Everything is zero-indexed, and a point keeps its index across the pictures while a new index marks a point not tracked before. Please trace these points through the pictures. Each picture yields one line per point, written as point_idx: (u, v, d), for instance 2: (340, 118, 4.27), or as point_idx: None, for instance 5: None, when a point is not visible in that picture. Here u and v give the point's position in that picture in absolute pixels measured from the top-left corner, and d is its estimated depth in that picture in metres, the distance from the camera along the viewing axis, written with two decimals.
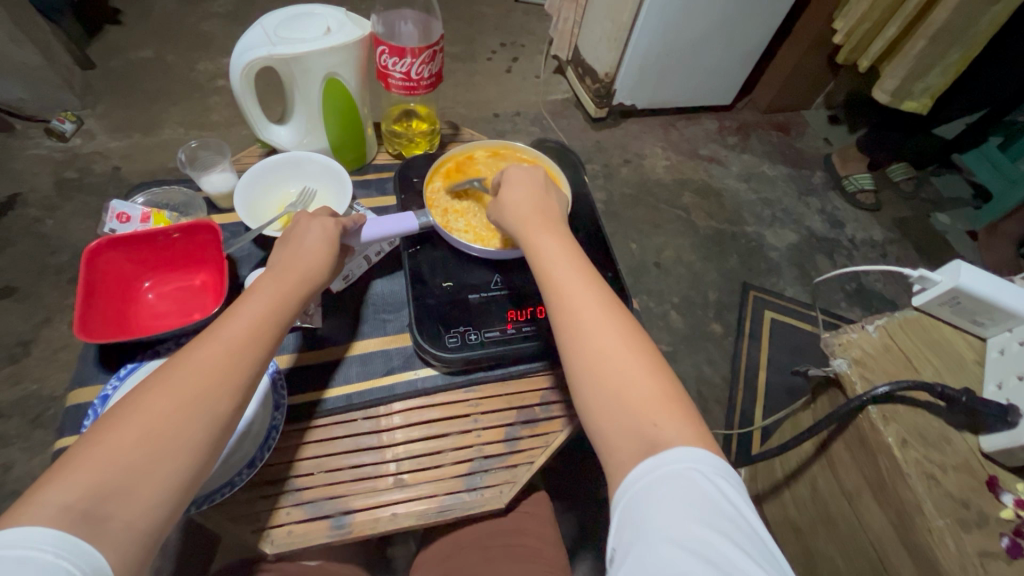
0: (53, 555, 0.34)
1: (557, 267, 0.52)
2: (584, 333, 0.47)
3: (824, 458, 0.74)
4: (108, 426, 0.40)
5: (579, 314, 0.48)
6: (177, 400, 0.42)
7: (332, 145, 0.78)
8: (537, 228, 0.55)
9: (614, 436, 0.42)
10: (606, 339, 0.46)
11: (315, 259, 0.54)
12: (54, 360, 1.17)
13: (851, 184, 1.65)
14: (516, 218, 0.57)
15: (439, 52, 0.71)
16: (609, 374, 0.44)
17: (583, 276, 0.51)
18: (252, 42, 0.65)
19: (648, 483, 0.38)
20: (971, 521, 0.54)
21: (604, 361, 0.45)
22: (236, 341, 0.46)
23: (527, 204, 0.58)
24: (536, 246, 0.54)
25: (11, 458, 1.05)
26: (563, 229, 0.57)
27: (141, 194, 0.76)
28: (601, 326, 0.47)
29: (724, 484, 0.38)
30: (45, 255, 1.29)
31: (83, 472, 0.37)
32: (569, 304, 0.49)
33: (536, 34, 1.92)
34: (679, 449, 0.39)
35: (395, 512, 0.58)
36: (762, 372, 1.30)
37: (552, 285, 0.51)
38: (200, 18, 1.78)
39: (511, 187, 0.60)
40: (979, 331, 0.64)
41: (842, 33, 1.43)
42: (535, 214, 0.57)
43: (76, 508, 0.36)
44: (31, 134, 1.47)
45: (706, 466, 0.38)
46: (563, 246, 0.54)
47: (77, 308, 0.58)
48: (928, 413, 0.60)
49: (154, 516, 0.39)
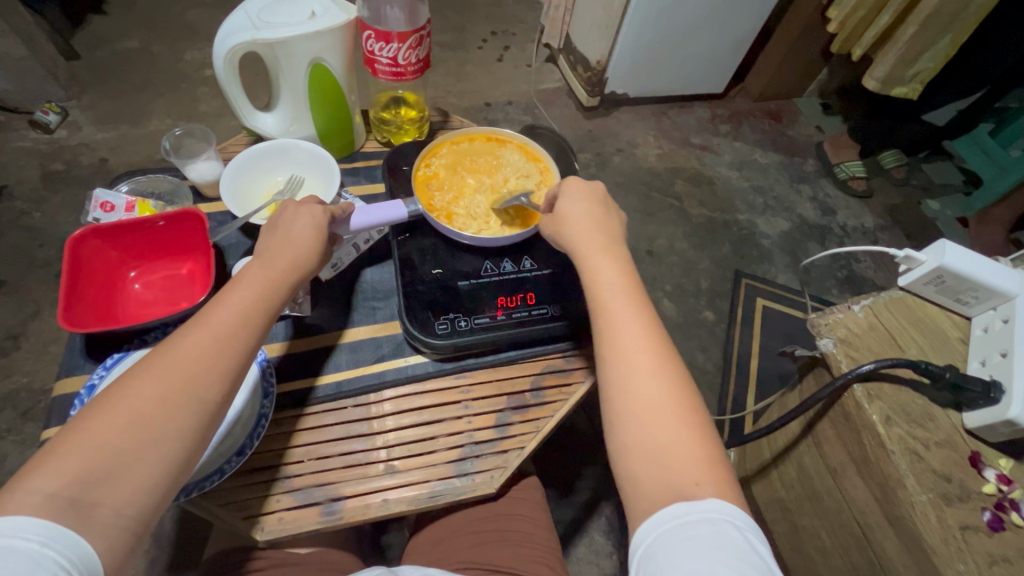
0: (39, 544, 0.34)
1: (616, 299, 0.51)
2: (632, 373, 0.46)
3: (810, 438, 0.74)
4: (93, 415, 0.39)
5: (630, 354, 0.47)
6: (163, 386, 0.41)
7: (319, 133, 0.78)
8: (598, 253, 0.54)
9: (644, 480, 0.42)
10: (655, 382, 0.46)
11: (309, 245, 0.54)
12: (44, 353, 1.16)
13: (842, 170, 1.65)
14: (574, 238, 0.56)
15: (426, 36, 0.71)
16: (649, 418, 0.44)
17: (641, 311, 0.50)
18: (236, 25, 0.64)
19: (675, 526, 0.38)
20: (954, 496, 0.55)
21: (646, 405, 0.45)
22: (224, 327, 0.46)
23: (589, 228, 0.56)
24: (592, 274, 0.53)
25: (3, 451, 1.05)
26: (623, 254, 0.55)
27: (126, 183, 0.75)
28: (648, 369, 0.46)
29: (755, 541, 0.38)
30: (32, 248, 1.27)
31: (69, 459, 0.37)
32: (623, 341, 0.48)
33: (528, 22, 1.90)
34: (712, 501, 0.39)
35: (386, 498, 0.58)
36: (754, 359, 1.31)
37: (606, 317, 0.50)
38: (186, 7, 1.75)
39: (570, 205, 0.58)
40: (964, 310, 0.64)
41: (835, 21, 1.41)
42: (596, 238, 0.55)
43: (62, 496, 0.36)
44: (15, 126, 1.45)
45: (737, 519, 0.38)
46: (622, 277, 0.52)
47: (63, 297, 0.57)
48: (911, 391, 0.61)
49: (142, 502, 0.38)
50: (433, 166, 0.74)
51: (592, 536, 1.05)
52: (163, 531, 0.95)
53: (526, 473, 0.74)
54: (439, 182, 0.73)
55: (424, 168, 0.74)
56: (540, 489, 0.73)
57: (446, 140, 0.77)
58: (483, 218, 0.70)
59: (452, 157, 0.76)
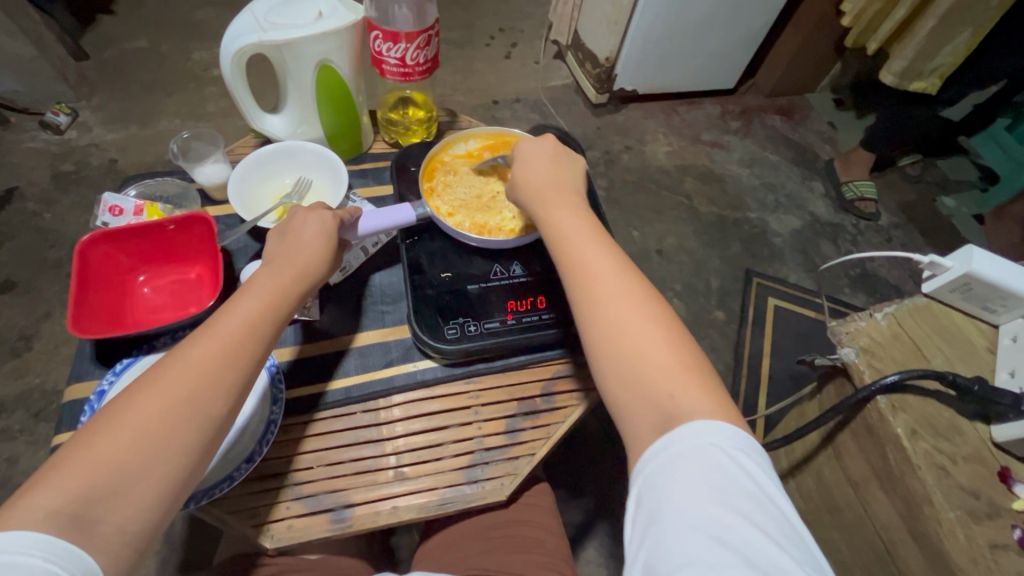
0: (41, 559, 0.33)
1: (576, 242, 0.51)
2: (603, 302, 0.46)
3: (830, 449, 0.73)
4: (98, 428, 0.39)
5: (598, 288, 0.47)
6: (166, 401, 0.41)
7: (327, 135, 0.77)
8: (551, 203, 0.55)
9: (631, 404, 0.42)
10: (624, 303, 0.46)
11: (322, 251, 0.53)
12: (55, 355, 1.16)
13: (851, 191, 1.57)
14: (532, 194, 0.56)
15: (435, 35, 0.69)
16: (622, 336, 0.44)
17: (601, 247, 0.50)
18: (242, 28, 0.63)
19: (660, 461, 0.38)
20: (982, 512, 0.53)
21: (618, 327, 0.45)
22: (232, 337, 0.45)
23: (540, 180, 0.57)
24: (550, 225, 0.54)
25: (15, 452, 1.06)
26: (575, 196, 0.56)
27: (134, 186, 0.74)
28: (617, 297, 0.46)
29: (743, 457, 0.38)
30: (44, 248, 1.28)
31: (72, 475, 0.36)
32: (585, 276, 0.48)
33: (535, 19, 1.89)
34: (700, 423, 0.39)
35: (395, 505, 0.58)
36: (765, 360, 1.29)
37: (570, 258, 0.50)
38: (193, 6, 1.75)
39: (526, 165, 0.59)
40: (991, 318, 0.63)
41: (849, 15, 1.40)
42: (549, 191, 0.56)
43: (65, 512, 0.35)
44: (26, 127, 1.45)
45: (728, 442, 0.38)
46: (578, 221, 0.53)
47: (71, 301, 0.57)
48: (938, 402, 0.59)
49: (146, 520, 0.38)
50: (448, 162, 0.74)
51: (602, 538, 1.04)
52: (175, 533, 0.96)
53: (537, 479, 0.74)
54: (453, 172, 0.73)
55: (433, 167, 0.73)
56: (551, 495, 0.72)
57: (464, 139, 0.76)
58: (475, 217, 0.69)
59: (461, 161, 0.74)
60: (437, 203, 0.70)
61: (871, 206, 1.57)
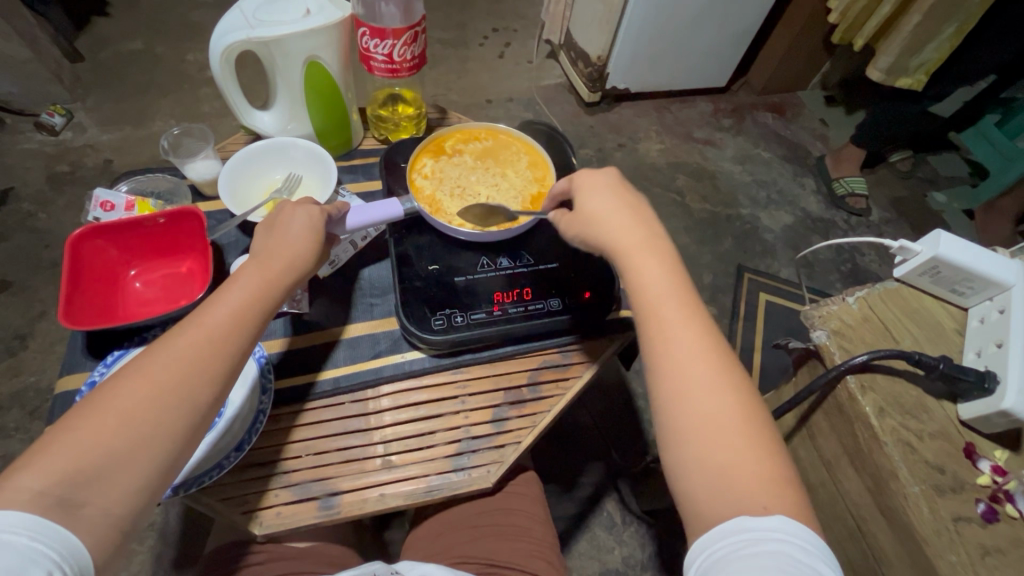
0: (27, 538, 0.34)
1: (666, 306, 0.47)
2: (692, 386, 0.44)
3: (804, 428, 0.74)
4: (85, 414, 0.39)
5: (688, 369, 0.44)
6: (153, 391, 0.41)
7: (316, 131, 0.78)
8: (642, 256, 0.50)
9: (704, 498, 0.40)
10: (715, 392, 0.43)
11: (308, 246, 0.54)
12: (51, 353, 1.17)
13: (842, 186, 1.59)
14: (615, 244, 0.52)
15: (421, 32, 0.70)
16: (708, 427, 0.42)
17: (694, 319, 0.47)
18: (231, 24, 0.64)
19: (735, 546, 0.36)
20: (946, 486, 0.55)
21: (707, 419, 0.42)
22: (218, 328, 0.46)
23: (626, 231, 0.52)
24: (638, 282, 0.49)
25: (11, 449, 1.06)
26: (670, 253, 0.52)
27: (126, 183, 0.75)
28: (711, 384, 0.44)
29: (823, 565, 0.35)
30: (39, 248, 1.29)
31: (57, 458, 0.37)
32: (677, 352, 0.45)
33: (528, 19, 1.90)
34: (776, 519, 0.37)
35: (383, 492, 0.58)
36: (757, 354, 1.30)
37: (660, 327, 0.47)
38: (188, 8, 1.77)
39: (609, 209, 0.54)
40: (960, 301, 0.64)
41: (836, 11, 1.41)
42: (638, 244, 0.52)
43: (50, 493, 0.36)
44: (22, 128, 1.46)
45: (802, 542, 0.36)
46: (669, 282, 0.49)
47: (63, 293, 0.58)
48: (904, 380, 0.60)
49: (130, 502, 0.39)
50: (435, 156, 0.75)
51: (594, 531, 1.05)
52: (169, 528, 0.96)
53: (524, 468, 0.75)
54: (459, 160, 0.75)
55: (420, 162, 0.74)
56: (538, 484, 0.73)
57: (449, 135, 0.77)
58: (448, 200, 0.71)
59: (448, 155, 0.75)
60: (419, 178, 0.73)
61: (861, 202, 1.59)
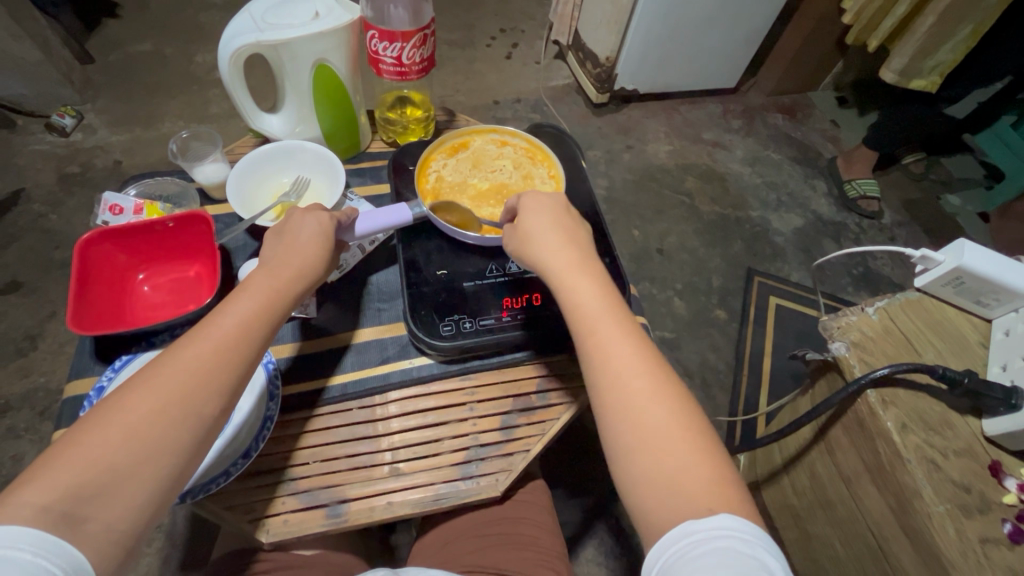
0: (31, 554, 0.33)
1: (601, 322, 0.48)
2: (633, 401, 0.43)
3: (823, 444, 0.73)
4: (90, 427, 0.39)
5: (629, 386, 0.44)
6: (158, 403, 0.41)
7: (324, 134, 0.78)
8: (574, 278, 0.51)
9: (655, 510, 0.39)
10: (654, 404, 0.43)
11: (318, 254, 0.54)
12: (60, 354, 1.18)
13: (854, 189, 1.56)
14: (547, 261, 0.53)
15: (430, 35, 0.70)
16: (651, 439, 0.42)
17: (630, 334, 0.47)
18: (240, 28, 0.64)
19: (680, 550, 0.36)
20: (973, 507, 0.53)
21: (649, 431, 0.42)
22: (224, 340, 0.45)
23: (558, 247, 0.53)
24: (570, 301, 0.50)
25: (21, 449, 1.07)
26: (599, 271, 0.53)
27: (135, 186, 0.75)
28: (650, 399, 0.43)
29: (771, 559, 0.35)
30: (50, 249, 1.30)
31: (62, 473, 0.37)
32: (614, 369, 0.45)
33: (536, 19, 1.89)
34: (723, 517, 0.36)
35: (391, 501, 0.58)
36: (767, 358, 1.29)
37: (595, 342, 0.47)
38: (198, 9, 1.77)
39: (542, 225, 0.55)
40: (984, 312, 0.62)
41: (850, 12, 1.39)
42: (570, 259, 0.52)
43: (54, 509, 0.35)
44: (32, 130, 1.47)
45: (749, 535, 0.35)
46: (600, 297, 0.50)
47: (71, 298, 0.58)
48: (929, 396, 0.59)
49: (135, 517, 0.38)
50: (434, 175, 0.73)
51: (601, 536, 1.04)
52: (176, 530, 0.96)
53: (533, 476, 0.74)
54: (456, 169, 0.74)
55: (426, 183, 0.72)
56: (546, 492, 0.72)
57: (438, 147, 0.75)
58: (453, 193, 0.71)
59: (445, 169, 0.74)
60: (430, 173, 0.73)
61: (874, 205, 1.56)
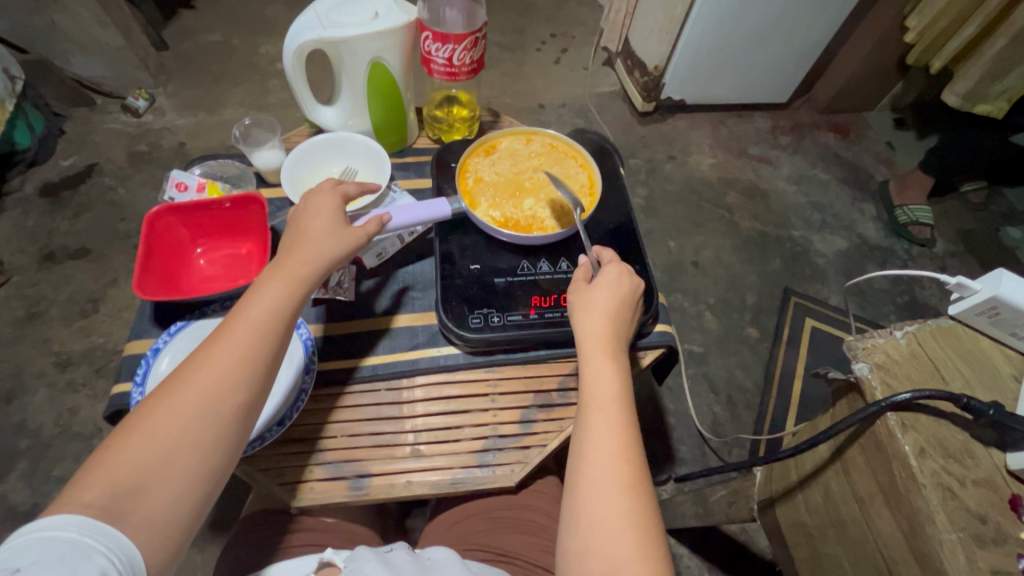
0: (77, 533, 0.38)
1: (606, 400, 0.53)
2: (602, 482, 0.48)
3: (839, 464, 0.71)
4: (127, 433, 0.43)
5: (605, 461, 0.49)
6: (185, 410, 0.45)
7: (374, 128, 0.81)
8: (601, 361, 0.56)
9: None
10: (624, 488, 0.47)
11: (333, 238, 0.56)
12: (118, 318, 1.26)
13: (905, 215, 1.51)
14: (589, 330, 0.57)
15: (481, 38, 0.72)
16: (612, 517, 0.46)
17: (624, 421, 0.52)
18: (305, 24, 0.68)
19: None
20: (987, 537, 0.52)
21: (612, 510, 0.46)
22: (245, 346, 0.48)
23: (604, 323, 0.58)
24: (592, 369, 0.55)
25: (78, 403, 1.16)
26: (625, 360, 0.57)
27: (200, 166, 0.81)
28: (624, 483, 0.47)
29: None
30: (116, 221, 1.39)
31: (103, 474, 0.41)
32: (596, 447, 0.50)
33: (587, 26, 1.90)
34: None
35: (409, 480, 0.61)
36: (797, 381, 1.26)
37: (594, 411, 0.52)
38: (265, 3, 1.87)
39: (598, 294, 0.60)
40: (1020, 345, 0.60)
41: (914, 31, 1.33)
42: (607, 338, 0.57)
43: (96, 505, 0.39)
44: (109, 109, 1.58)
45: None
46: (619, 379, 0.55)
47: (138, 265, 0.63)
48: (950, 424, 0.58)
49: (171, 513, 0.42)
50: (473, 175, 0.75)
51: None
52: None
53: (546, 470, 0.75)
54: (493, 168, 0.76)
55: (466, 182, 0.74)
56: (559, 486, 0.74)
57: (476, 148, 0.77)
58: (492, 188, 0.74)
59: (483, 168, 0.76)
60: (468, 174, 0.75)
61: (926, 232, 1.50)
